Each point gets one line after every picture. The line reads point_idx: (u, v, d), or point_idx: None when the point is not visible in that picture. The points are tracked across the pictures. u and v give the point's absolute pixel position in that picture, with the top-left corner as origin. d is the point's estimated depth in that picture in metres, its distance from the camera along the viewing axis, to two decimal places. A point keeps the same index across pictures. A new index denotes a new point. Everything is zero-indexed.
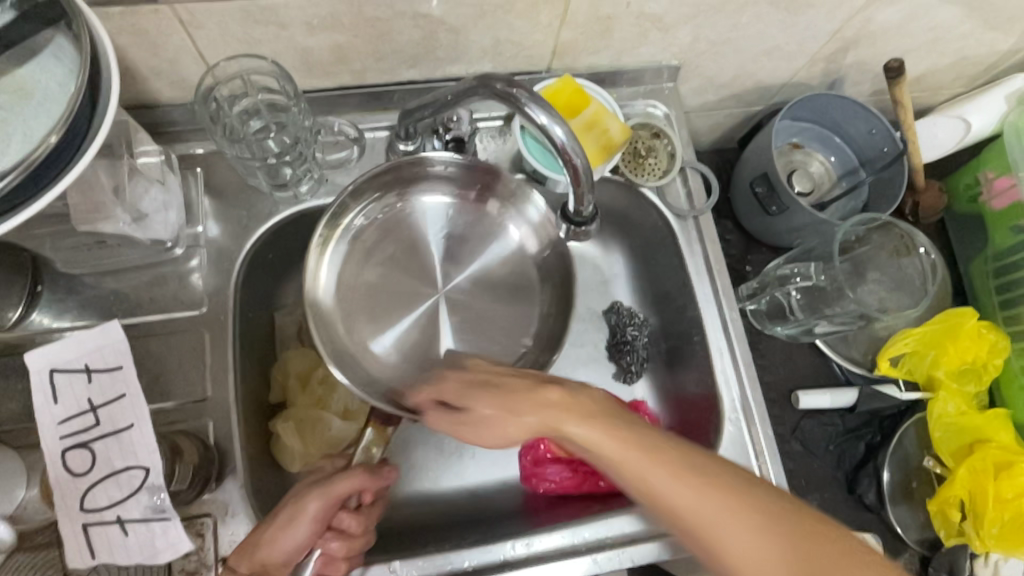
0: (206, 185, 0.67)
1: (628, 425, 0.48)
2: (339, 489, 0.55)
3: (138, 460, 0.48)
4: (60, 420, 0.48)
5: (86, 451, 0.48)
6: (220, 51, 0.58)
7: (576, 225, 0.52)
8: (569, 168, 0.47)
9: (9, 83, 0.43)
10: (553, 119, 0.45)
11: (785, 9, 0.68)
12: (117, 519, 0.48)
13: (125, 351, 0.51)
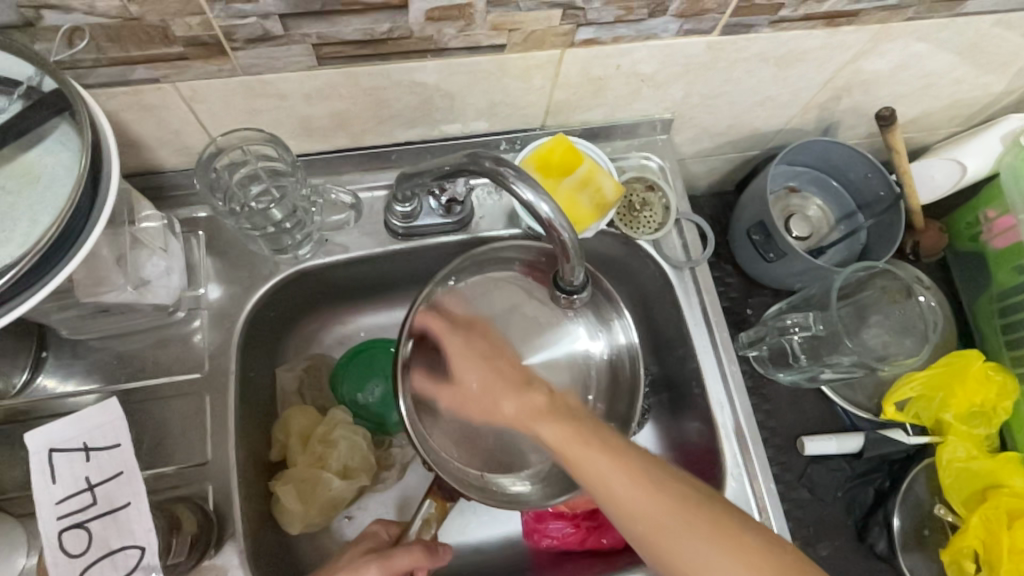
0: (208, 246, 0.68)
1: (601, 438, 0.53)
2: (400, 564, 0.56)
3: (134, 540, 0.49)
4: (58, 499, 0.48)
5: (83, 531, 0.48)
6: (222, 122, 0.60)
7: (569, 294, 0.51)
8: (558, 245, 0.47)
9: (16, 169, 0.45)
10: (539, 195, 0.45)
11: (775, 64, 0.69)
12: None
13: (123, 429, 0.52)
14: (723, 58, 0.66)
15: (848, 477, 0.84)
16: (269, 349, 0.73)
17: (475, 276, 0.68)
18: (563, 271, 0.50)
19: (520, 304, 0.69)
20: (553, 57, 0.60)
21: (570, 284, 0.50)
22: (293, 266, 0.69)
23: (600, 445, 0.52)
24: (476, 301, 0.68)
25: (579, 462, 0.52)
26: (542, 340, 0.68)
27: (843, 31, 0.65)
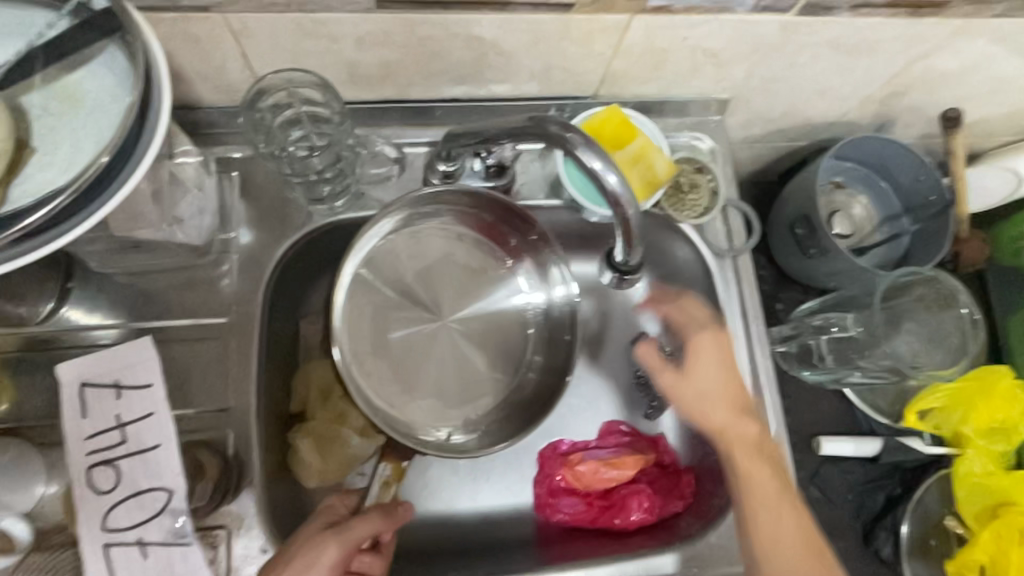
0: (241, 189, 0.66)
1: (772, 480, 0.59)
2: (360, 534, 0.53)
3: (162, 482, 0.48)
4: (88, 434, 0.49)
5: (111, 468, 0.49)
6: (267, 60, 0.57)
7: (622, 272, 0.52)
8: (621, 221, 0.47)
9: (59, 91, 0.43)
10: (606, 164, 0.44)
11: (844, 53, 0.66)
12: (138, 540, 0.48)
13: (155, 369, 0.50)
14: (792, 40, 0.63)
15: (860, 480, 0.84)
16: (295, 299, 0.72)
17: (421, 225, 0.70)
18: (619, 249, 0.50)
19: (453, 251, 0.71)
20: (619, 23, 0.57)
21: (627, 265, 0.51)
22: (326, 219, 0.66)
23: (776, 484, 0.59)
24: (413, 249, 0.70)
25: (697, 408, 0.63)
26: (477, 293, 0.71)
27: (924, 23, 0.62)
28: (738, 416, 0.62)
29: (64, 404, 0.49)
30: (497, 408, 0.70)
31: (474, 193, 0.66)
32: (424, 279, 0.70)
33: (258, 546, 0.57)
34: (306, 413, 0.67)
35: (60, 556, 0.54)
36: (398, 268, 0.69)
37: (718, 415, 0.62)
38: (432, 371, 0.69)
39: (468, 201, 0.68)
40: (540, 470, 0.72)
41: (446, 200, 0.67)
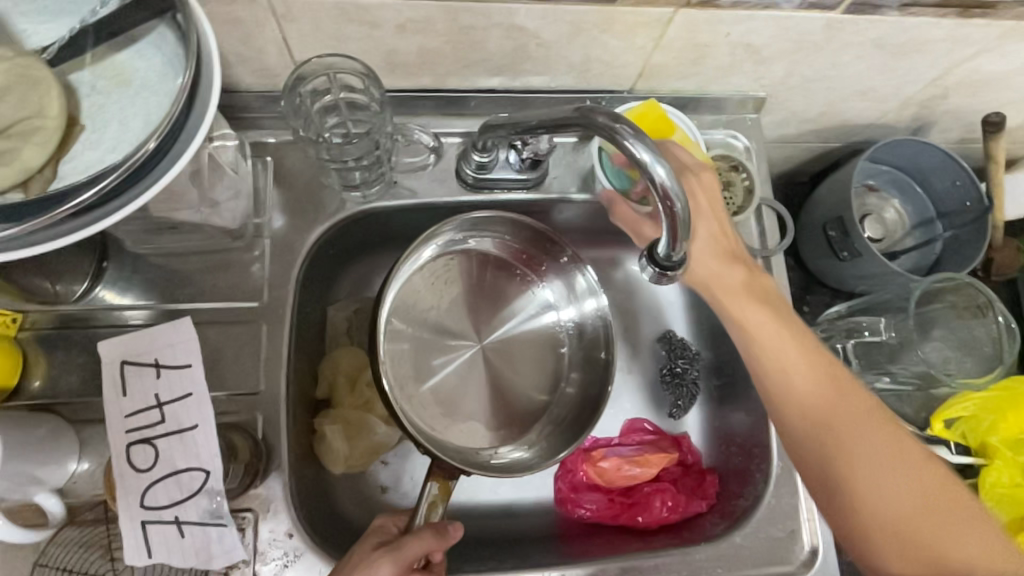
0: (275, 174, 0.66)
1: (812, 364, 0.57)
2: (411, 553, 0.52)
3: (199, 463, 0.49)
4: (127, 412, 0.49)
5: (149, 447, 0.49)
6: (308, 45, 0.57)
7: (665, 270, 0.48)
8: (666, 215, 0.44)
9: (109, 69, 0.43)
10: (657, 156, 0.42)
11: (889, 53, 0.65)
12: (175, 519, 0.48)
13: (194, 350, 0.51)
14: (837, 39, 0.62)
15: None
16: (323, 285, 0.72)
17: (452, 253, 0.71)
18: (661, 244, 0.47)
19: (483, 279, 0.72)
20: (663, 16, 0.57)
21: (670, 261, 0.47)
22: (360, 206, 0.67)
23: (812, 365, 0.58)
24: (445, 277, 0.71)
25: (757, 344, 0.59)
26: (507, 313, 0.72)
27: (973, 23, 0.61)
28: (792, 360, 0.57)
29: (103, 382, 0.50)
30: (542, 431, 0.70)
31: (506, 218, 0.68)
32: (463, 303, 0.71)
33: (284, 530, 0.57)
34: (332, 400, 0.68)
35: (93, 530, 0.55)
36: (439, 294, 0.71)
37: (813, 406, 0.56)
38: (469, 395, 0.69)
39: (504, 226, 0.69)
40: (563, 466, 0.72)
41: (475, 224, 0.69)
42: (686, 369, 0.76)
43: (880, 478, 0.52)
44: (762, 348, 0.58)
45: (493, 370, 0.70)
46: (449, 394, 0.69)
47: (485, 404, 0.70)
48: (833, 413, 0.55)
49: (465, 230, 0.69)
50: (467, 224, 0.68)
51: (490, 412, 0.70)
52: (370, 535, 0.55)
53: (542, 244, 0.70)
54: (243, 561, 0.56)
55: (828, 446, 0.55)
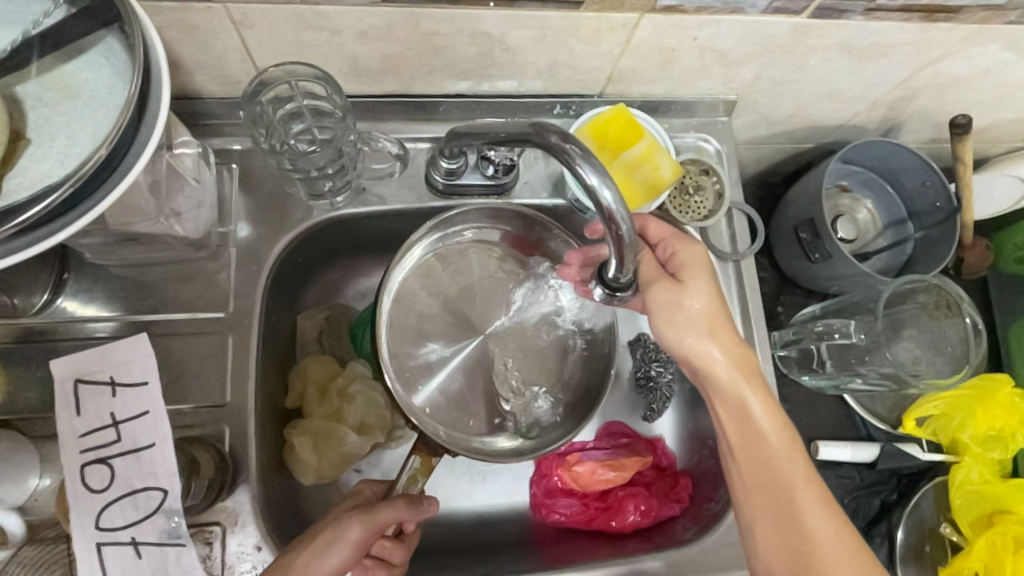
0: (241, 181, 0.65)
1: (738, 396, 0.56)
2: (383, 519, 0.53)
3: (156, 482, 0.48)
4: (81, 432, 0.48)
5: (105, 467, 0.48)
6: (268, 52, 0.56)
7: (615, 290, 0.48)
8: (616, 244, 0.43)
9: (55, 82, 0.42)
10: (604, 181, 0.41)
11: (855, 56, 0.65)
12: (131, 540, 0.47)
13: (151, 366, 0.50)
14: (803, 43, 0.62)
15: (856, 485, 0.84)
16: (293, 293, 0.71)
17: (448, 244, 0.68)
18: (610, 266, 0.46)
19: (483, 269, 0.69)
20: (628, 21, 0.56)
21: (617, 282, 0.47)
22: (327, 213, 0.66)
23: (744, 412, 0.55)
24: (444, 270, 0.68)
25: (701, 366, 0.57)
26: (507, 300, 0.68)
27: (937, 27, 0.61)
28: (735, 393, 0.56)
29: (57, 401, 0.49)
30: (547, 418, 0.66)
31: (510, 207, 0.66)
32: (464, 293, 0.68)
33: (252, 544, 0.56)
34: (302, 409, 0.67)
35: (53, 549, 0.54)
36: (440, 287, 0.67)
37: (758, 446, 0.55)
38: (470, 389, 0.66)
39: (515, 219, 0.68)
40: (538, 470, 0.72)
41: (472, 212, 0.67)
42: (659, 374, 0.75)
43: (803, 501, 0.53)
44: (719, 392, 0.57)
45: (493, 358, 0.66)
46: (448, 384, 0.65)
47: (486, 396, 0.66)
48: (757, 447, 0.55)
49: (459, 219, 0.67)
50: (473, 211, 0.66)
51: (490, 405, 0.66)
52: (348, 497, 0.57)
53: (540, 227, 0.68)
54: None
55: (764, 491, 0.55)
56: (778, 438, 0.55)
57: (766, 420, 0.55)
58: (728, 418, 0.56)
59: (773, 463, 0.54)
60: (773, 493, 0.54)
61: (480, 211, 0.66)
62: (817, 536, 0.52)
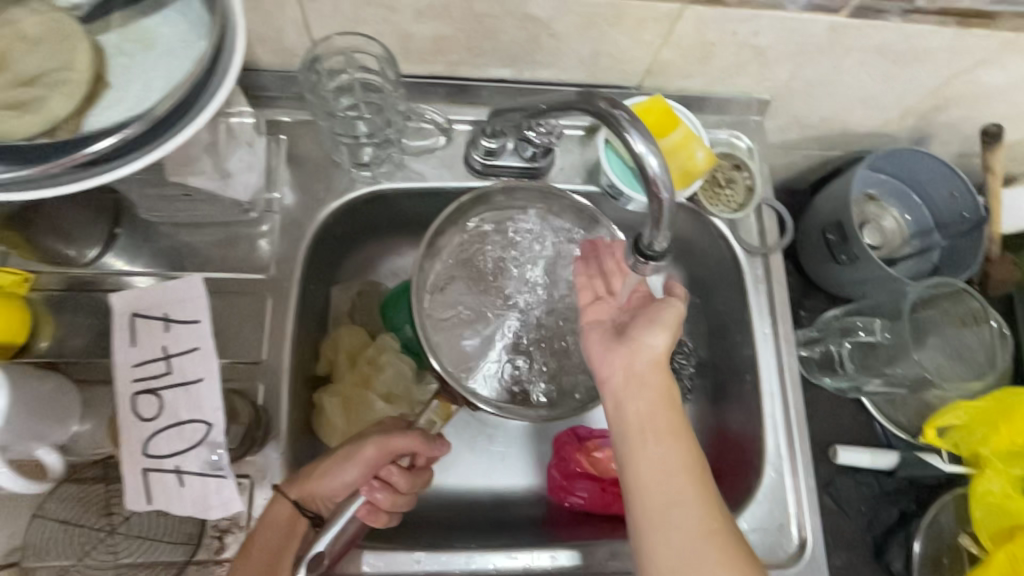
0: (288, 153, 0.68)
1: (660, 440, 0.46)
2: (397, 444, 0.55)
3: (202, 415, 0.49)
4: (136, 363, 0.50)
5: (155, 398, 0.50)
6: (327, 25, 0.59)
7: (648, 259, 0.46)
8: (653, 206, 0.43)
9: (134, 33, 0.45)
10: (650, 147, 0.42)
11: (891, 60, 0.66)
12: (176, 469, 0.49)
13: (204, 306, 0.51)
14: (839, 43, 0.64)
15: (874, 493, 0.84)
16: (329, 265, 0.74)
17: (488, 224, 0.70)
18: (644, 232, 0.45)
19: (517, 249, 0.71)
20: (672, 12, 0.58)
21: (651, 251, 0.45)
22: (368, 186, 0.68)
23: (678, 456, 0.46)
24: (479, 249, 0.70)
25: (646, 422, 0.47)
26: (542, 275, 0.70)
27: (972, 34, 0.62)
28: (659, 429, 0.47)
29: (116, 331, 0.51)
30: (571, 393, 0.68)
31: (539, 187, 0.68)
32: (495, 270, 0.70)
33: None
34: (332, 376, 0.69)
35: (92, 487, 0.56)
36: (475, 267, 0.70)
37: (671, 509, 0.45)
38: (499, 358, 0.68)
39: (537, 195, 0.69)
40: (556, 454, 0.73)
41: (503, 198, 0.69)
42: (680, 365, 0.76)
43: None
44: (642, 438, 0.47)
45: (537, 338, 0.69)
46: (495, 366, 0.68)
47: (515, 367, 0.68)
48: (675, 506, 0.45)
49: (499, 204, 0.69)
50: (498, 192, 0.68)
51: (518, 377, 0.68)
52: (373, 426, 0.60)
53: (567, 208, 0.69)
54: (235, 527, 0.56)
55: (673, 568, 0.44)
56: (680, 476, 0.45)
57: (675, 436, 0.47)
58: (648, 441, 0.46)
59: (669, 478, 0.45)
60: (667, 528, 0.44)
61: (505, 191, 0.67)
62: None
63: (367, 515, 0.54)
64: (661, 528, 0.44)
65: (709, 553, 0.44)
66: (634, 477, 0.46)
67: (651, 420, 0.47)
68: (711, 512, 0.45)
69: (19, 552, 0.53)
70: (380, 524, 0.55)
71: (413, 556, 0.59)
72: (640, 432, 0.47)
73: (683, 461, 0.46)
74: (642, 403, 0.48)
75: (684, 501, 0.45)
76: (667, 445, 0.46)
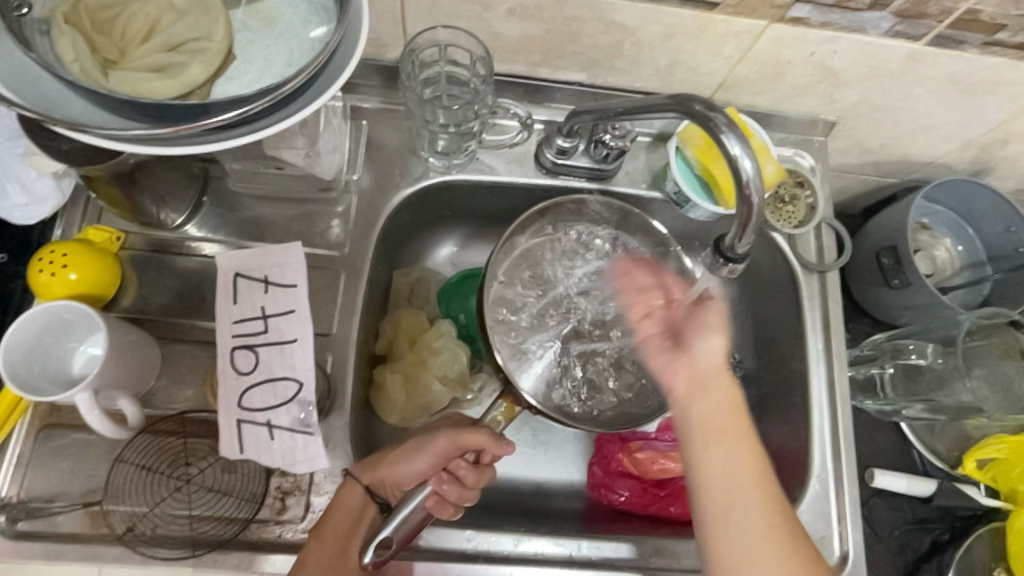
0: (366, 138, 0.71)
1: (720, 446, 0.47)
2: (466, 440, 0.57)
3: (294, 373, 0.53)
4: (237, 319, 0.54)
5: (251, 354, 0.53)
6: (422, 19, 0.62)
7: (728, 261, 0.48)
8: (743, 209, 0.45)
9: (259, 12, 0.47)
10: (746, 151, 0.43)
11: (962, 90, 0.68)
12: (267, 422, 0.52)
13: (302, 272, 0.55)
14: (913, 71, 0.65)
15: (908, 519, 0.84)
16: (392, 249, 0.76)
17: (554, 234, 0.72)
18: (727, 234, 0.47)
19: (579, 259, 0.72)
20: (755, 28, 0.60)
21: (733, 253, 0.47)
22: (441, 175, 0.71)
23: (739, 461, 0.47)
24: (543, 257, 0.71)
25: (709, 429, 0.47)
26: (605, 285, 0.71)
27: None
28: (722, 434, 0.47)
29: (217, 289, 0.55)
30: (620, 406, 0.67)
31: (607, 201, 0.69)
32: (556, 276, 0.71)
33: (339, 466, 0.59)
34: (391, 355, 0.71)
35: (166, 439, 0.58)
36: (538, 273, 0.71)
37: (733, 512, 0.46)
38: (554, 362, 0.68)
39: (598, 208, 0.71)
40: (599, 451, 0.74)
41: (571, 209, 0.70)
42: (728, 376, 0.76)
43: None
44: (704, 445, 0.47)
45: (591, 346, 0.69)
46: (550, 365, 0.68)
47: (570, 373, 0.68)
48: (739, 509, 0.46)
49: (565, 215, 0.71)
50: (568, 203, 0.70)
51: (573, 382, 0.68)
52: (439, 420, 0.63)
53: (631, 220, 0.70)
54: (297, 490, 0.58)
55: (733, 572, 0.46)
56: (743, 479, 0.47)
57: (737, 438, 0.47)
58: (710, 443, 0.47)
59: (732, 484, 0.47)
60: (735, 534, 0.46)
61: (565, 202, 0.69)
62: None
63: (434, 507, 0.55)
64: (728, 534, 0.46)
65: (772, 556, 0.46)
66: (699, 482, 0.47)
67: (710, 426, 0.47)
68: (775, 516, 0.47)
69: (99, 492, 0.56)
70: (446, 518, 0.56)
71: (466, 534, 0.60)
72: (702, 440, 0.47)
73: (741, 463, 0.47)
74: (705, 408, 0.48)
75: (747, 505, 0.46)
76: (731, 452, 0.47)
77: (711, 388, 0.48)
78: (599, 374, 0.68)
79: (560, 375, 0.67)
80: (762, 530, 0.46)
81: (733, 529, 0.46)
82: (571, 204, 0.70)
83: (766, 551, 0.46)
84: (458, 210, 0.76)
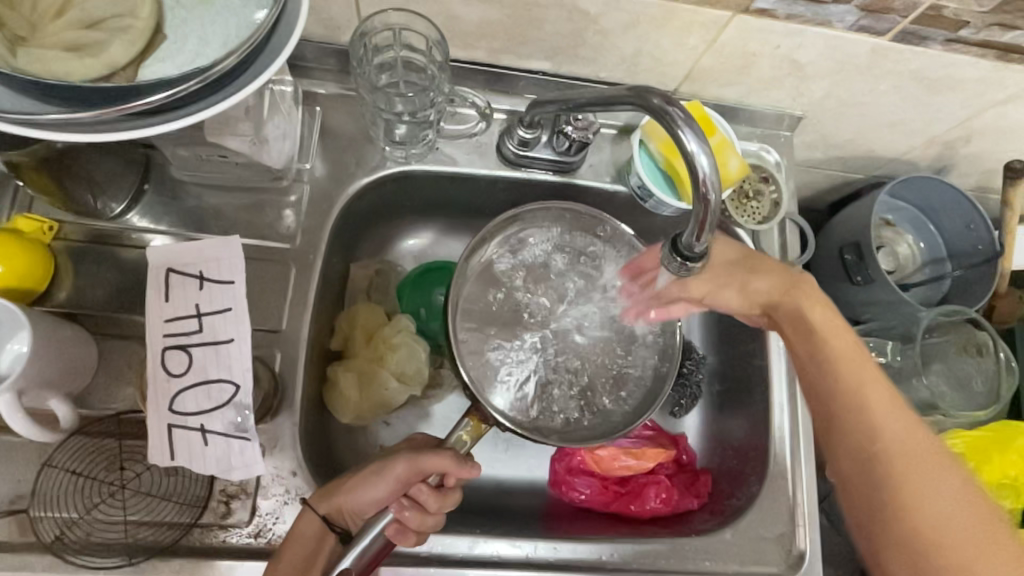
0: (321, 125, 0.68)
1: (821, 354, 0.50)
2: (429, 464, 0.54)
3: (230, 376, 0.51)
4: (168, 318, 0.51)
5: (184, 354, 0.51)
6: (376, 1, 0.59)
7: (684, 261, 0.45)
8: (700, 207, 0.42)
9: None
10: (703, 146, 0.42)
11: (925, 87, 0.67)
12: (200, 427, 0.50)
13: (239, 268, 0.53)
14: (878, 66, 0.64)
15: None
16: (350, 241, 0.73)
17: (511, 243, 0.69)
18: (684, 233, 0.44)
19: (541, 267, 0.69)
20: (720, 19, 0.59)
21: (691, 252, 0.44)
22: (399, 165, 0.68)
23: (843, 359, 0.49)
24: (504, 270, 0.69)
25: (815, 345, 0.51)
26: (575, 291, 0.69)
27: (1010, 68, 0.64)
28: (826, 343, 0.50)
29: (149, 286, 0.52)
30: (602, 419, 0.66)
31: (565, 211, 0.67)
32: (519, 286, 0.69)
33: (288, 467, 0.57)
34: (347, 351, 0.69)
35: (100, 442, 0.55)
36: (503, 285, 0.68)
37: (841, 399, 0.47)
38: (528, 377, 0.66)
39: (558, 215, 0.68)
40: (562, 448, 0.72)
41: (528, 219, 0.67)
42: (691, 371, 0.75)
43: (926, 479, 0.42)
44: (812, 359, 0.51)
45: (566, 355, 0.68)
46: (524, 383, 0.66)
47: (545, 388, 0.66)
48: (854, 399, 0.46)
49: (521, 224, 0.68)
50: (524, 214, 0.67)
51: (547, 396, 0.66)
52: (401, 443, 0.60)
53: (594, 226, 0.68)
54: (243, 492, 0.56)
55: (866, 473, 0.44)
56: (860, 365, 0.48)
57: (844, 345, 0.50)
58: (816, 364, 0.50)
59: (850, 386, 0.47)
60: (861, 427, 0.45)
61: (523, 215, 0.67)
62: (929, 498, 0.41)
63: (394, 534, 0.52)
64: (855, 435, 0.45)
65: (896, 437, 0.44)
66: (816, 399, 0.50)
67: (810, 339, 0.51)
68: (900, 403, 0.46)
69: (27, 499, 0.53)
70: (407, 545, 0.54)
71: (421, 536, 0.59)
72: (812, 363, 0.51)
73: (844, 356, 0.49)
74: (809, 336, 0.52)
75: (869, 387, 0.47)
76: (837, 353, 0.49)
77: (829, 360, 0.49)
78: (575, 385, 0.67)
79: (536, 393, 0.66)
80: (892, 413, 0.45)
81: (859, 424, 0.46)
82: (527, 216, 0.67)
83: (893, 435, 0.44)
84: (419, 201, 0.74)
